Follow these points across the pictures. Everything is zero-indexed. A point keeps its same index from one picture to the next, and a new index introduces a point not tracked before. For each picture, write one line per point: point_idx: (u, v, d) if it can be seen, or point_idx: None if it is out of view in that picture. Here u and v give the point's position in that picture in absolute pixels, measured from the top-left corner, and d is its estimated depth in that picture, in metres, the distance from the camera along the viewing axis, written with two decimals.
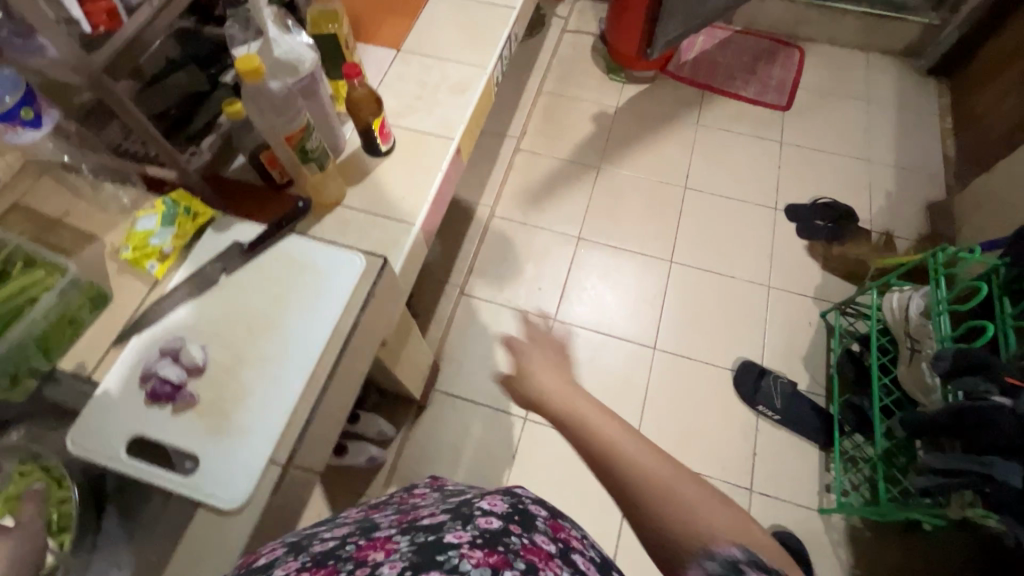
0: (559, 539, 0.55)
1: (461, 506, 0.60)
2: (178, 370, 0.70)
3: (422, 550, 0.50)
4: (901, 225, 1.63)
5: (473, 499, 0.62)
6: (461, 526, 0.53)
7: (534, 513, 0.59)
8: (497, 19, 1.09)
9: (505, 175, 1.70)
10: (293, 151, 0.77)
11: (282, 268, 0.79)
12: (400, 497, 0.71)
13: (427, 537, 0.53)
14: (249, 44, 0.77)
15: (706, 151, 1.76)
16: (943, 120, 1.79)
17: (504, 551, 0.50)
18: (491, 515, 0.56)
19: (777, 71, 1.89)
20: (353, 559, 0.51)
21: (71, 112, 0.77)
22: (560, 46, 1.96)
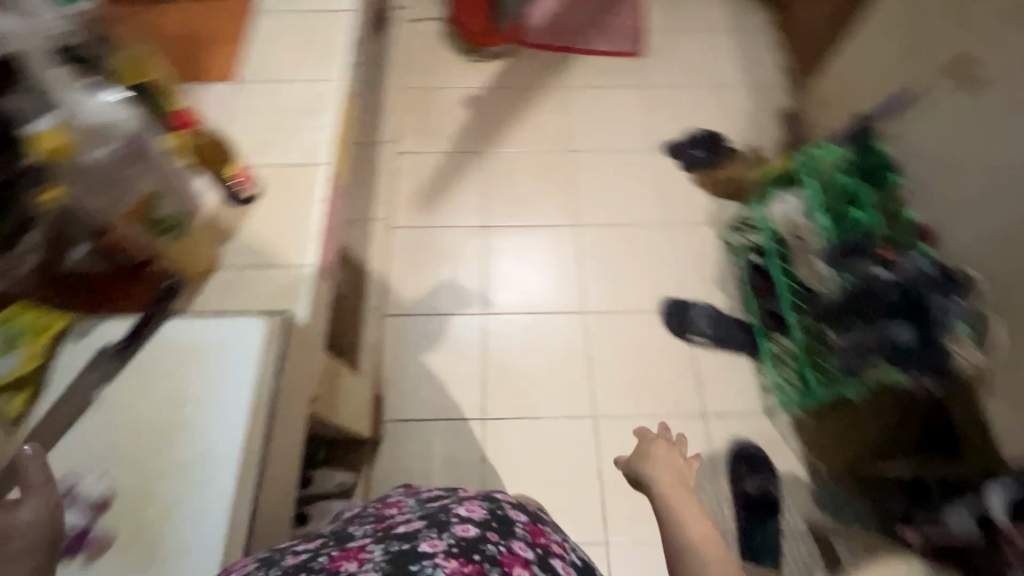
0: (533, 548, 0.62)
1: (438, 514, 0.65)
2: (78, 513, 0.61)
3: (396, 557, 0.55)
4: (765, 136, 1.77)
5: (448, 506, 0.68)
6: (435, 535, 0.59)
7: (510, 520, 0.66)
8: (335, 25, 1.02)
9: (393, 183, 1.63)
10: (140, 226, 0.71)
11: (169, 360, 0.70)
12: (376, 507, 0.74)
13: (402, 545, 0.57)
14: (37, 120, 0.61)
15: (580, 110, 1.79)
16: (773, 33, 1.96)
17: (478, 559, 0.56)
18: (467, 524, 0.62)
19: (624, 18, 1.94)
20: (324, 569, 0.55)
21: None
22: (410, 38, 1.89)
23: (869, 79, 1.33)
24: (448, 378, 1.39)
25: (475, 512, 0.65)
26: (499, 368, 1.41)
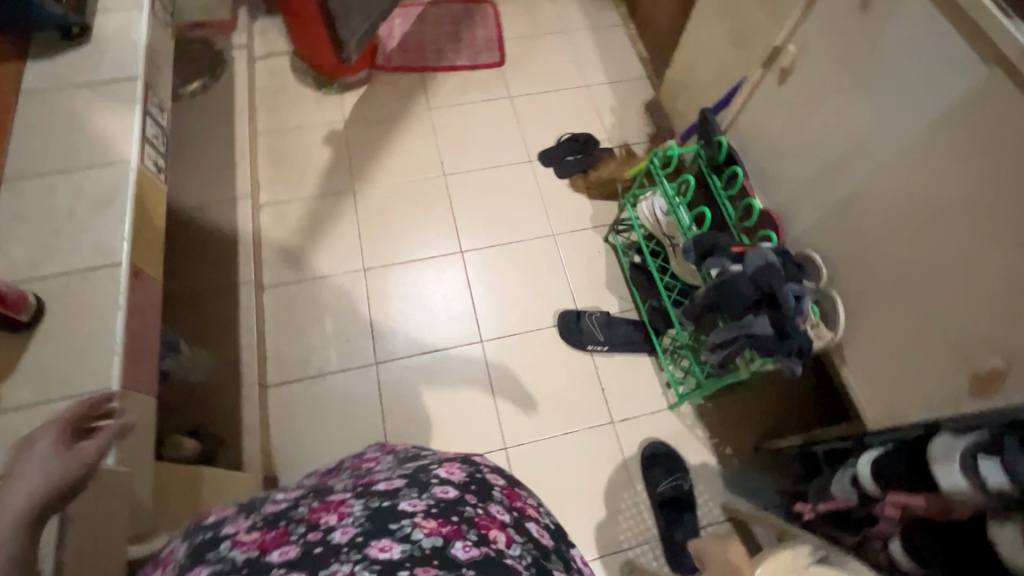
0: (509, 511, 0.68)
1: (418, 474, 0.71)
2: None
3: (375, 514, 0.61)
4: (634, 131, 1.79)
5: (426, 467, 0.73)
6: (414, 497, 0.64)
7: (489, 483, 0.71)
8: (121, 98, 0.90)
9: (257, 241, 1.50)
10: None
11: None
12: (357, 463, 0.81)
13: (381, 503, 0.63)
14: None
15: (449, 131, 1.75)
16: (625, 28, 2.00)
17: (456, 522, 0.61)
18: (447, 487, 0.67)
19: (479, 30, 1.92)
20: (306, 519, 0.62)
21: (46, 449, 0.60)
22: (256, 76, 1.76)
23: (709, 69, 1.37)
24: (347, 440, 1.31)
25: (454, 474, 0.70)
26: (401, 418, 1.34)
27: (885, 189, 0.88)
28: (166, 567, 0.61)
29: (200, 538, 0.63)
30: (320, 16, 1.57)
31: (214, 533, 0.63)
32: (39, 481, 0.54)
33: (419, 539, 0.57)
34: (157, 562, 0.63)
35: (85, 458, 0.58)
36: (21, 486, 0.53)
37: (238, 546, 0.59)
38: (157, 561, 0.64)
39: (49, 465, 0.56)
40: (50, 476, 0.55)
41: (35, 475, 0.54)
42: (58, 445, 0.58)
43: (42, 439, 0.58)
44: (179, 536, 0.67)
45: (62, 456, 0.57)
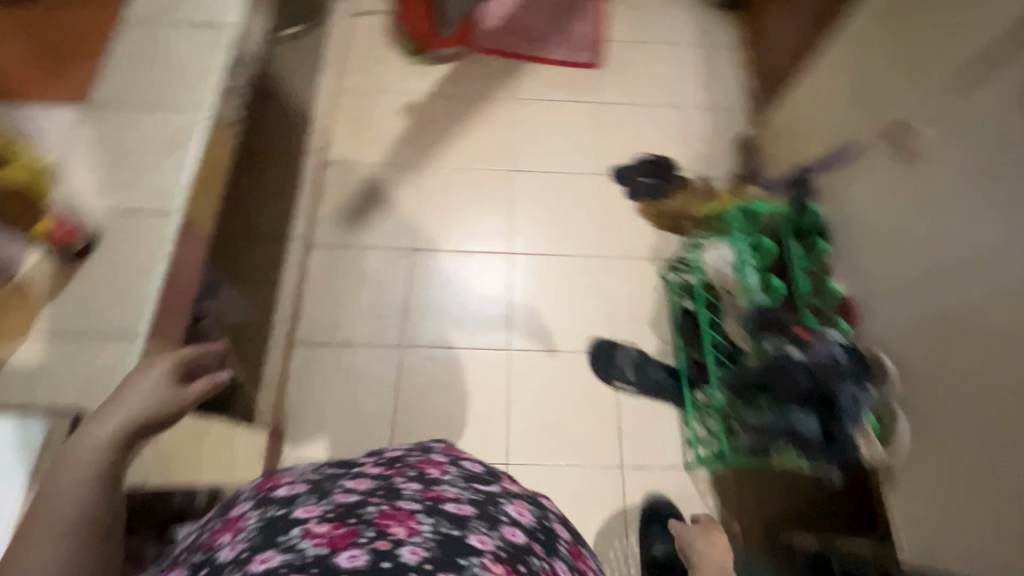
0: (571, 567, 0.64)
1: (486, 503, 0.66)
2: None
3: (445, 540, 0.55)
4: (719, 165, 1.67)
5: (496, 496, 0.69)
6: (484, 531, 0.59)
7: (553, 532, 0.69)
8: (211, 43, 0.90)
9: (316, 198, 1.51)
10: None
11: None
12: (418, 458, 0.74)
13: (450, 528, 0.58)
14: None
15: (527, 126, 1.69)
16: (737, 53, 1.87)
17: (520, 569, 0.56)
18: (515, 527, 0.64)
19: (582, 25, 1.84)
20: (375, 524, 0.56)
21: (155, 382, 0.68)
22: (351, 32, 1.76)
23: (823, 122, 1.24)
24: (357, 415, 1.31)
25: (523, 515, 0.67)
26: (414, 407, 1.33)
27: (992, 321, 0.80)
28: (237, 535, 0.59)
29: (271, 513, 0.60)
30: None
31: (285, 512, 0.60)
32: (147, 405, 0.64)
33: None
34: (229, 525, 0.62)
35: (184, 398, 0.68)
36: (131, 405, 0.63)
37: (308, 537, 0.55)
38: (227, 521, 0.63)
39: (158, 394, 0.66)
40: (156, 404, 0.65)
41: (147, 398, 0.65)
42: (168, 379, 0.68)
43: (154, 369, 0.68)
44: (252, 498, 0.66)
45: (169, 390, 0.67)
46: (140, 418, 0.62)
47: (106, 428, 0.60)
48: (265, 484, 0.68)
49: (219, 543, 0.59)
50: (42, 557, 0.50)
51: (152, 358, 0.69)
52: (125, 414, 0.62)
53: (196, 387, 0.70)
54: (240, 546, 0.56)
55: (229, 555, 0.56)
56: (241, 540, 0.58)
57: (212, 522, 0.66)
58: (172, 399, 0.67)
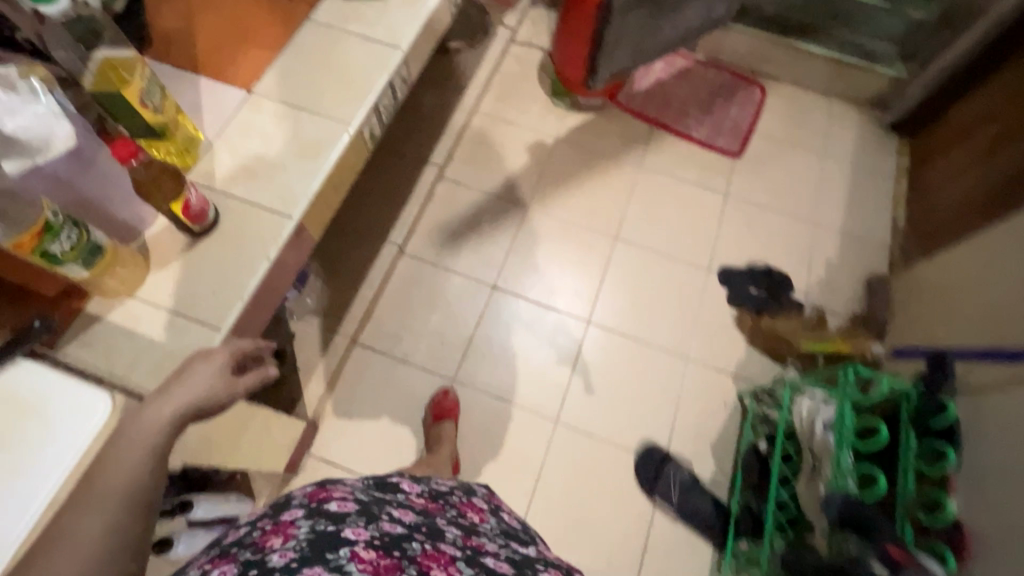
0: None
1: (519, 563, 0.75)
2: None
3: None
4: (840, 300, 1.51)
5: (530, 559, 0.77)
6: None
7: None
8: (377, 62, 0.93)
9: (421, 209, 1.53)
10: (32, 258, 0.59)
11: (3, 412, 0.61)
12: (462, 500, 0.89)
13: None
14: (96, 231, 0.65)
15: (646, 197, 1.62)
16: (896, 184, 1.69)
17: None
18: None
19: (733, 110, 1.76)
20: (418, 563, 0.64)
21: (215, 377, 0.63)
22: (505, 59, 1.78)
23: (986, 304, 1.08)
24: (389, 434, 1.30)
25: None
26: None
27: None
28: (288, 540, 0.61)
29: (322, 528, 0.63)
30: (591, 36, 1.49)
31: (335, 530, 0.63)
32: (205, 390, 0.60)
33: None
34: (279, 530, 0.63)
35: (238, 388, 0.64)
36: (191, 389, 0.59)
37: (354, 561, 0.59)
38: (277, 526, 0.64)
39: (216, 381, 0.62)
40: (212, 394, 0.61)
41: (206, 383, 0.61)
42: (227, 366, 0.64)
43: (218, 356, 0.64)
44: (302, 507, 0.68)
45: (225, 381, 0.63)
46: (197, 403, 0.59)
47: (166, 408, 0.56)
48: (315, 493, 0.72)
49: (269, 547, 0.60)
50: (94, 530, 0.46)
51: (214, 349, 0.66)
52: (182, 398, 0.58)
53: (251, 380, 0.67)
54: (290, 555, 0.58)
55: (279, 560, 0.58)
56: (293, 550, 0.59)
57: (259, 524, 0.66)
58: (227, 389, 0.63)
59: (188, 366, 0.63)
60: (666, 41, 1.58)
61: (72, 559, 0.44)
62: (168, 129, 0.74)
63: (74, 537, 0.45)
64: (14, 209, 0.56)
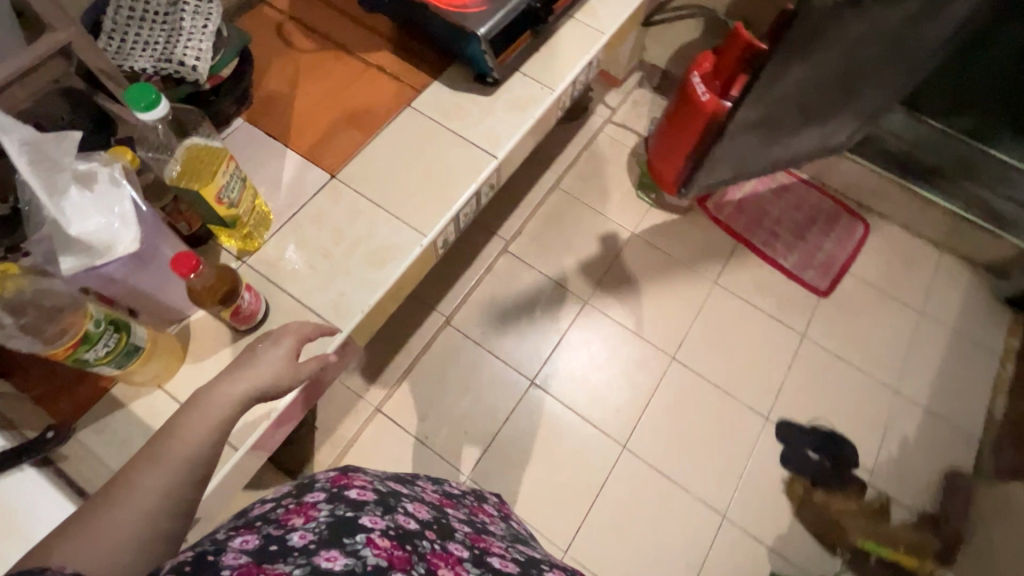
0: None
1: (532, 563, 0.67)
2: None
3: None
4: (911, 490, 1.34)
5: (539, 560, 0.70)
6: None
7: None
8: (467, 168, 0.87)
9: (477, 282, 1.48)
10: (65, 362, 0.55)
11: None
12: (473, 501, 0.80)
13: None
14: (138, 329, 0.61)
15: (714, 321, 1.50)
16: (1002, 366, 1.49)
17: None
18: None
19: (829, 243, 1.62)
20: (427, 560, 0.56)
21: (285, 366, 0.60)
22: (598, 139, 1.71)
23: None
24: None
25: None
26: None
27: None
28: (310, 520, 0.54)
29: (341, 513, 0.56)
30: (696, 146, 1.43)
31: (353, 516, 0.56)
32: (272, 377, 0.58)
33: None
34: (300, 509, 0.56)
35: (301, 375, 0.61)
36: (260, 372, 0.57)
37: (369, 546, 0.52)
38: (300, 505, 0.57)
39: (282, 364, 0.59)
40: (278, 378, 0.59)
41: (271, 370, 0.58)
42: (293, 353, 0.61)
43: (284, 341, 0.61)
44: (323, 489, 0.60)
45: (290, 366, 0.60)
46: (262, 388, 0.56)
47: (236, 388, 0.54)
48: (336, 477, 0.64)
49: (289, 526, 0.53)
50: (151, 488, 0.45)
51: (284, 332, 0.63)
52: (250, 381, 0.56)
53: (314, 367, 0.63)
54: (308, 536, 0.52)
55: (295, 542, 0.51)
56: (311, 533, 0.52)
57: (284, 501, 0.59)
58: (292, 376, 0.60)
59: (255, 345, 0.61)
60: (781, 157, 1.37)
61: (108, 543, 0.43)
62: (240, 219, 0.70)
63: (131, 493, 0.45)
64: (56, 318, 0.53)
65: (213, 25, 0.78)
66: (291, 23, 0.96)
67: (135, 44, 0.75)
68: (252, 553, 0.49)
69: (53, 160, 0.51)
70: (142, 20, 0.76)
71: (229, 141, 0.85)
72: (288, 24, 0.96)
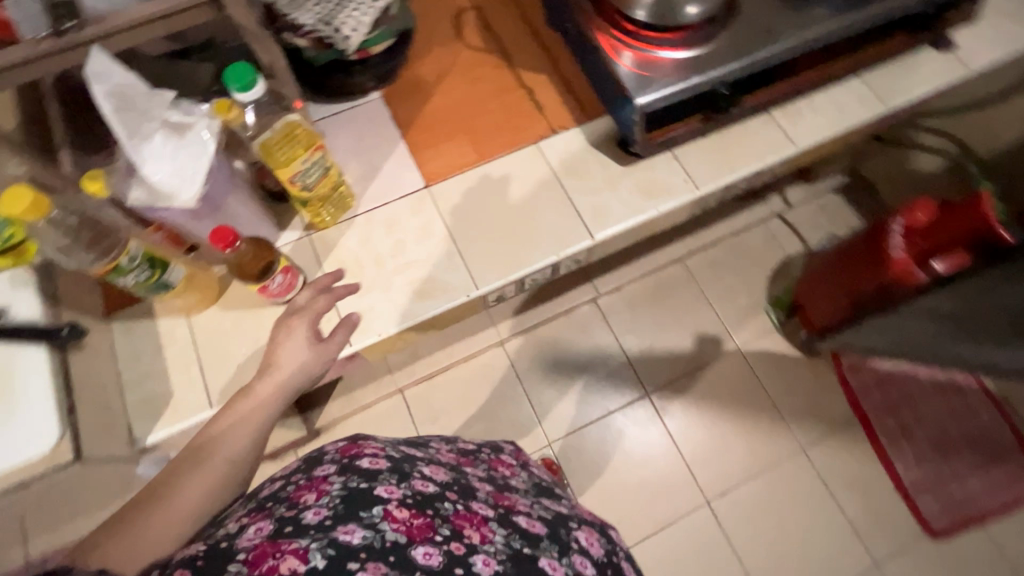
0: None
1: (556, 522, 0.61)
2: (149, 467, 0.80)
3: (517, 557, 0.51)
4: None
5: (565, 517, 0.64)
6: (555, 557, 0.54)
7: (620, 567, 0.62)
8: (557, 236, 0.79)
9: (549, 318, 1.39)
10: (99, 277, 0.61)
11: None
12: (488, 456, 0.73)
13: (523, 545, 0.53)
14: (174, 269, 0.65)
15: (775, 488, 1.28)
16: None
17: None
18: (586, 559, 0.57)
19: (972, 479, 1.28)
20: (450, 522, 0.51)
21: (301, 358, 0.60)
22: (755, 229, 1.47)
23: None
24: None
25: (593, 545, 0.61)
26: None
27: None
28: (322, 495, 0.50)
29: (354, 485, 0.51)
30: (857, 300, 1.17)
31: (367, 486, 0.51)
32: (296, 374, 0.59)
33: None
34: (311, 484, 0.52)
35: (322, 362, 0.61)
36: (285, 368, 0.59)
37: (387, 519, 0.48)
38: (311, 481, 0.53)
39: (306, 353, 0.60)
40: (303, 370, 0.60)
41: (297, 364, 0.59)
42: (313, 334, 0.61)
43: (300, 321, 0.61)
44: (335, 462, 0.55)
45: (311, 352, 0.61)
46: (291, 385, 0.59)
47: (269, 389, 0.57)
48: (346, 447, 0.59)
49: (302, 504, 0.49)
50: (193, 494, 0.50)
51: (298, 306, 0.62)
52: (279, 379, 0.58)
53: (338, 340, 0.62)
54: (324, 511, 0.47)
55: (309, 520, 0.47)
56: (324, 508, 0.48)
57: (296, 475, 0.55)
58: (318, 364, 0.61)
59: (273, 335, 0.61)
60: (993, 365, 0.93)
61: (140, 541, 0.46)
62: (311, 200, 0.71)
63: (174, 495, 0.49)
64: (99, 240, 0.57)
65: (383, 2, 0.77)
66: (472, 13, 0.92)
67: None
68: (266, 536, 0.45)
69: (141, 109, 0.55)
70: None
71: (359, 110, 0.85)
72: (469, 13, 0.92)
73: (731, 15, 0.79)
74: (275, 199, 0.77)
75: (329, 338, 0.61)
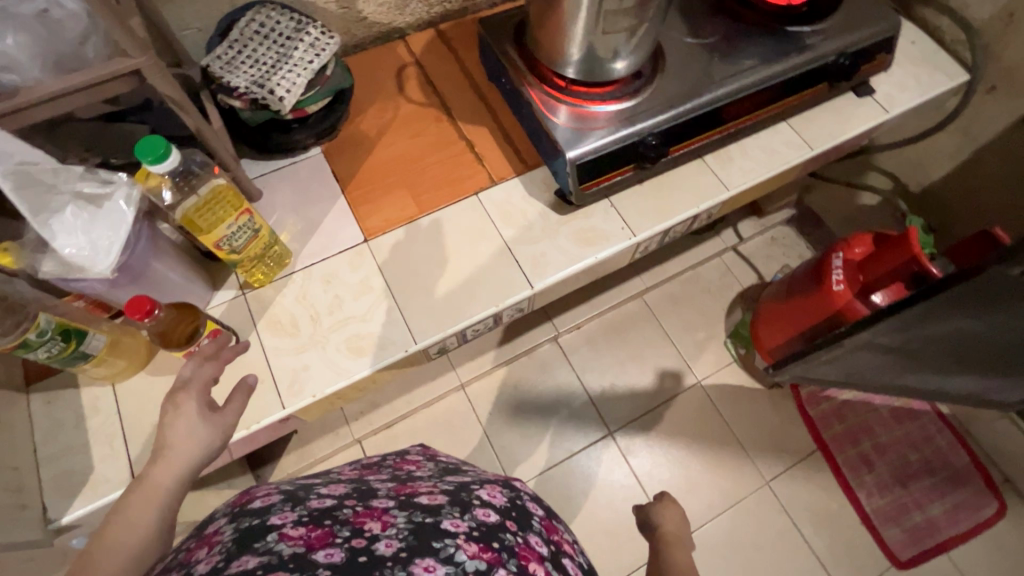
0: (546, 551, 0.54)
1: (458, 490, 0.58)
2: None
3: (420, 528, 0.48)
4: None
5: (470, 482, 0.61)
6: (458, 516, 0.51)
7: (529, 510, 0.60)
8: (497, 286, 0.79)
9: (509, 360, 1.38)
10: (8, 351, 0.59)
11: None
12: (393, 460, 0.70)
13: (425, 517, 0.50)
14: (91, 339, 0.63)
15: (741, 525, 1.26)
16: None
17: (498, 549, 0.49)
18: (489, 509, 0.55)
19: (933, 504, 1.29)
20: (351, 523, 0.48)
21: (196, 433, 0.52)
22: (710, 263, 1.50)
23: None
24: None
25: (496, 497, 0.58)
26: None
27: None
28: (213, 544, 0.45)
29: (246, 524, 0.47)
30: (808, 325, 1.18)
31: (259, 520, 0.47)
32: (193, 450, 0.51)
33: (463, 563, 0.46)
34: (205, 540, 0.46)
35: (222, 432, 0.53)
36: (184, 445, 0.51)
37: (282, 540, 0.45)
38: (203, 538, 0.47)
39: (203, 429, 0.52)
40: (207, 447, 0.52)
41: (196, 437, 0.52)
42: (206, 406, 0.54)
43: (189, 397, 0.54)
44: (226, 513, 0.50)
45: (209, 427, 0.53)
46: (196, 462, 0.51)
47: (173, 466, 0.49)
48: (239, 497, 0.54)
49: (194, 560, 0.44)
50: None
51: (183, 385, 0.55)
52: (180, 453, 0.50)
53: (237, 406, 0.56)
54: (213, 558, 0.43)
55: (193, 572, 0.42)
56: (215, 555, 0.43)
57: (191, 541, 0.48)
58: (217, 437, 0.53)
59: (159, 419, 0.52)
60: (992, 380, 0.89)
61: None
62: (240, 260, 0.71)
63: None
64: (6, 317, 0.57)
65: (318, 62, 0.78)
66: (413, 68, 0.95)
67: (245, 60, 0.78)
68: None
69: (48, 185, 0.56)
70: (262, 38, 0.79)
71: (299, 166, 0.86)
72: (411, 69, 0.95)
73: (656, 71, 0.84)
74: (208, 258, 0.76)
75: (227, 407, 0.55)
